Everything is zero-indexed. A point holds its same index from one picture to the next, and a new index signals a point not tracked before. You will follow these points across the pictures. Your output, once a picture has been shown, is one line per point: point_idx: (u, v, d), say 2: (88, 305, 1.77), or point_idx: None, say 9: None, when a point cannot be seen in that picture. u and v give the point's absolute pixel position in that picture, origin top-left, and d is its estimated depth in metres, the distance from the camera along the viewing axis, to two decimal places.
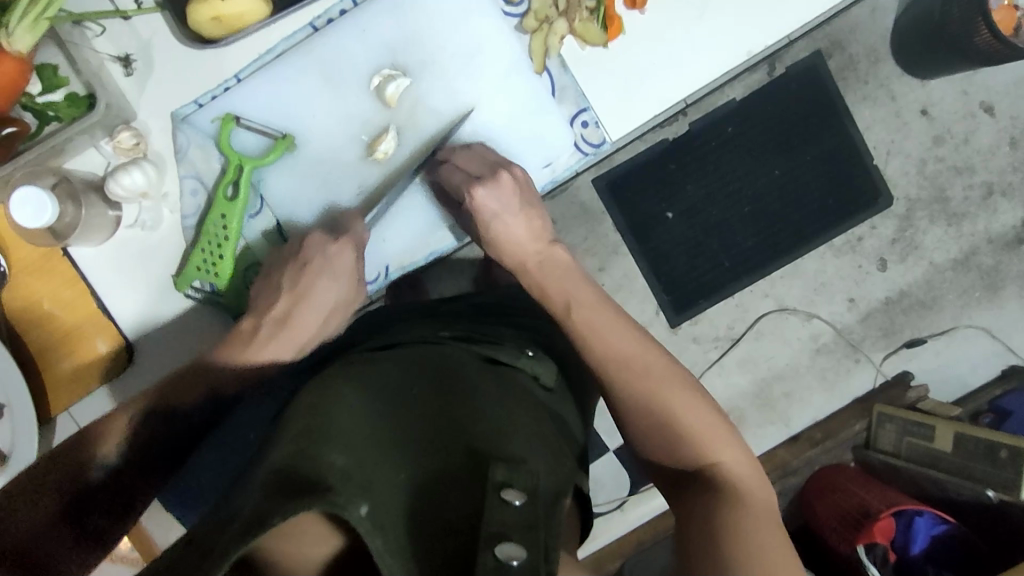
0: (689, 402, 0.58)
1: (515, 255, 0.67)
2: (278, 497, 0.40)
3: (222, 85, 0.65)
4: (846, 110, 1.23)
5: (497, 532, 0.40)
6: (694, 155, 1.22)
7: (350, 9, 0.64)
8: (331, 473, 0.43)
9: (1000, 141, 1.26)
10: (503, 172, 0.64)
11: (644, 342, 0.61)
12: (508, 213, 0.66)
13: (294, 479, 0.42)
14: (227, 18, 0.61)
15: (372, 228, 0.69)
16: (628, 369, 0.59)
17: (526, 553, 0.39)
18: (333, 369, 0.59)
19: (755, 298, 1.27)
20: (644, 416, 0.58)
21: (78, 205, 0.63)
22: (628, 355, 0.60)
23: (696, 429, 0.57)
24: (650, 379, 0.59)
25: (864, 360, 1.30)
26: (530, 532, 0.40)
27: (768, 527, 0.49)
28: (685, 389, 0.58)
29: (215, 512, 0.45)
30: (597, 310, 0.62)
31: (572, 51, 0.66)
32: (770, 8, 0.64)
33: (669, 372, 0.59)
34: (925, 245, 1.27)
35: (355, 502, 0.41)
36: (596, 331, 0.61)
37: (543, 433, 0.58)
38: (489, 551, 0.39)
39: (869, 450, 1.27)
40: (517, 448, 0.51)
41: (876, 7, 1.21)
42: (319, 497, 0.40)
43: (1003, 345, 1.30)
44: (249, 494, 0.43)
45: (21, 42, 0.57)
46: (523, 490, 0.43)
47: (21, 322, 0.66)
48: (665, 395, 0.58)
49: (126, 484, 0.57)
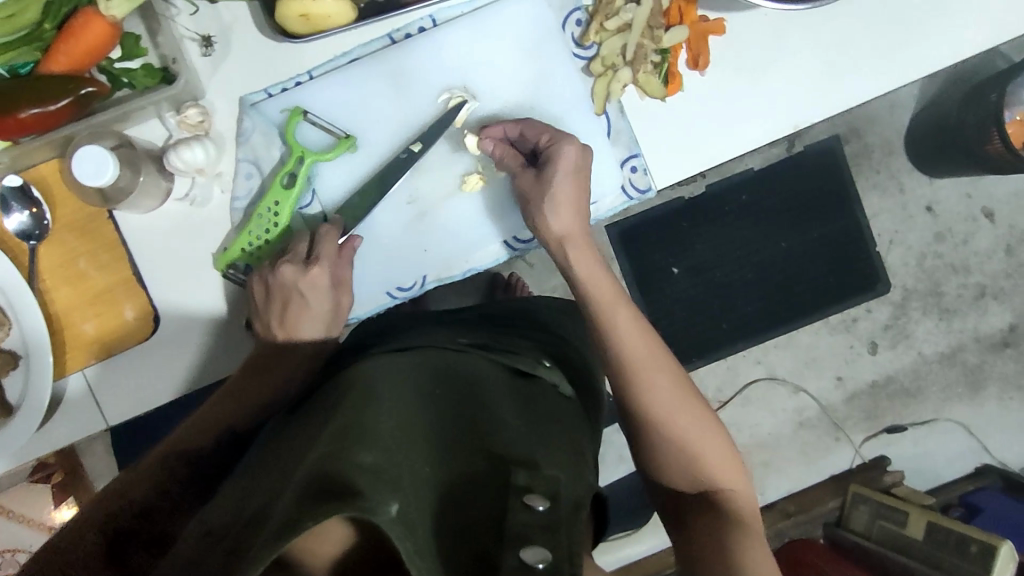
0: (698, 423, 0.61)
1: (564, 227, 0.64)
2: (312, 500, 0.40)
3: (294, 79, 0.68)
4: (858, 195, 1.28)
5: (521, 536, 0.43)
6: (707, 216, 1.26)
7: (428, 27, 0.68)
8: (362, 473, 0.42)
9: (996, 247, 1.31)
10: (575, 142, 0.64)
11: (662, 356, 0.63)
12: (565, 179, 0.64)
13: (325, 481, 0.42)
14: (314, 18, 0.63)
15: (416, 221, 0.71)
16: (647, 373, 0.62)
17: (550, 555, 0.41)
18: (357, 370, 0.60)
19: (747, 364, 1.30)
20: (656, 434, 0.62)
21: (135, 172, 0.64)
22: (647, 369, 0.62)
23: (703, 451, 0.61)
24: (662, 396, 0.61)
25: (844, 439, 1.33)
26: (552, 536, 0.43)
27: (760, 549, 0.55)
28: (696, 412, 0.62)
29: (243, 519, 0.45)
30: (623, 314, 0.64)
31: (631, 99, 0.69)
32: (815, 88, 0.68)
33: (683, 392, 0.62)
34: (915, 335, 1.32)
35: (387, 500, 0.41)
36: (621, 342, 0.63)
37: (567, 444, 0.59)
38: (514, 552, 0.42)
39: (841, 528, 1.26)
40: (536, 456, 0.53)
41: (895, 102, 1.26)
42: (352, 501, 0.40)
43: (978, 442, 1.34)
44: (281, 498, 0.43)
45: (117, 10, 0.59)
46: (544, 497, 0.47)
47: (51, 277, 0.67)
48: (678, 416, 0.61)
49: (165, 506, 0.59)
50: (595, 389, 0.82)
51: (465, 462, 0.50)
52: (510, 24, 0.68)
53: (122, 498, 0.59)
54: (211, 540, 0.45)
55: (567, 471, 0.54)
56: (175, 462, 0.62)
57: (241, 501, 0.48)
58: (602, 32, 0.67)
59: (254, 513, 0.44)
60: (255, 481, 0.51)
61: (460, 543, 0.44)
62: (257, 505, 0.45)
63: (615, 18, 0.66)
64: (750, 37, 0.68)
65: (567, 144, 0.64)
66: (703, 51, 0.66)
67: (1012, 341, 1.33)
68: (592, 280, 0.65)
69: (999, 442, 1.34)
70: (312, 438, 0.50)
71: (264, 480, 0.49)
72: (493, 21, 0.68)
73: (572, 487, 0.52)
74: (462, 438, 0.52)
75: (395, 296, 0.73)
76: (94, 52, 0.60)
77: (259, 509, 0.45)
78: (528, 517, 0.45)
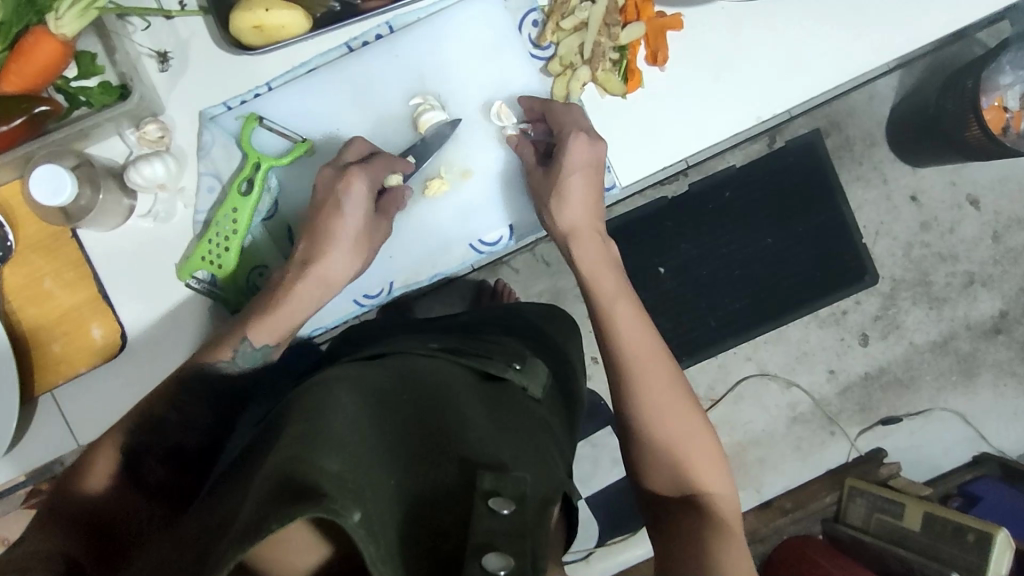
0: (693, 430, 0.62)
1: (571, 220, 0.67)
2: (273, 504, 0.38)
3: (253, 91, 0.68)
4: (840, 187, 1.27)
5: (483, 541, 0.40)
6: (692, 215, 1.25)
7: (386, 34, 0.68)
8: (326, 479, 0.41)
9: (983, 234, 1.31)
10: (576, 136, 0.64)
11: (664, 359, 0.64)
12: (575, 173, 0.65)
13: (288, 483, 0.40)
14: (269, 29, 0.63)
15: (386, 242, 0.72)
16: (639, 367, 0.63)
17: (512, 562, 0.39)
18: (320, 376, 0.59)
19: (737, 360, 1.29)
20: (643, 435, 0.62)
21: (96, 190, 0.64)
22: (647, 359, 0.64)
23: (694, 456, 0.60)
24: (655, 397, 0.62)
25: (839, 433, 1.31)
26: (517, 541, 0.40)
27: (734, 549, 0.54)
28: (689, 413, 0.62)
29: (204, 524, 0.43)
30: (624, 307, 0.66)
31: (591, 96, 0.69)
32: (777, 80, 0.68)
33: (675, 392, 0.63)
34: (906, 325, 1.31)
35: (350, 507, 0.39)
36: (618, 333, 0.65)
37: (552, 455, 0.57)
38: (475, 561, 0.39)
39: (839, 522, 1.25)
40: (507, 456, 0.50)
41: (874, 93, 1.26)
42: (314, 503, 0.38)
43: (976, 431, 1.32)
44: (243, 502, 0.42)
45: (68, 28, 0.59)
46: (510, 498, 0.43)
47: (18, 298, 0.67)
48: (672, 418, 0.62)
49: (172, 431, 0.62)
50: (572, 393, 0.79)
51: (432, 468, 0.48)
52: (467, 28, 0.69)
53: (143, 418, 0.61)
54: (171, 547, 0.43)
55: (541, 468, 0.52)
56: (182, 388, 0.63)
57: (204, 509, 0.46)
58: (559, 32, 0.67)
59: (214, 519, 0.43)
60: (218, 489, 0.49)
61: (419, 557, 0.42)
62: (218, 512, 0.44)
63: (571, 18, 0.66)
64: (710, 32, 0.68)
65: (574, 136, 0.64)
66: (662, 47, 0.66)
67: (1004, 328, 1.32)
68: (594, 278, 0.67)
69: (996, 430, 1.33)
70: (274, 440, 0.49)
71: (226, 487, 0.48)
72: (450, 27, 0.69)
73: (543, 483, 0.49)
74: (428, 447, 0.50)
75: (362, 304, 0.74)
76: (50, 68, 0.60)
77: (220, 517, 0.43)
78: (492, 522, 0.41)
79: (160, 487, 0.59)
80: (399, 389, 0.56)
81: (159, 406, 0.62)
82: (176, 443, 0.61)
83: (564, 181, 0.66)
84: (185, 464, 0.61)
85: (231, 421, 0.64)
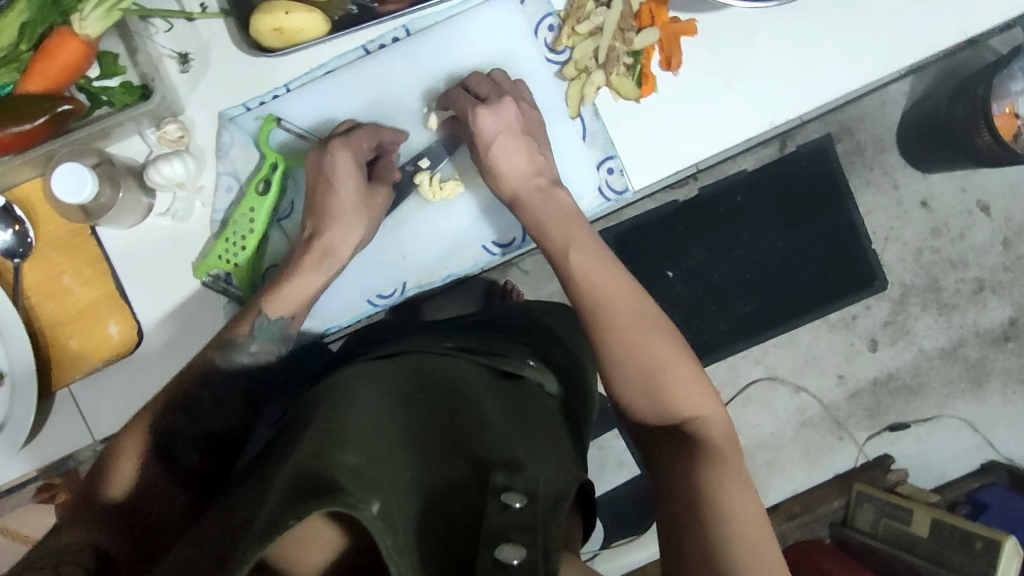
0: (668, 355, 0.59)
1: (512, 187, 0.67)
2: (292, 499, 0.39)
3: (272, 92, 0.69)
4: (850, 192, 1.27)
5: (497, 534, 0.40)
6: (702, 218, 1.25)
7: (403, 37, 0.69)
8: (343, 475, 0.41)
9: (993, 241, 1.30)
10: (480, 110, 0.65)
11: (626, 290, 0.62)
12: (502, 142, 0.66)
13: (307, 478, 0.40)
14: (288, 31, 0.64)
15: (400, 241, 0.73)
16: (602, 308, 0.61)
17: (525, 553, 0.39)
18: (336, 377, 0.59)
19: (746, 364, 1.29)
20: (618, 377, 0.59)
21: (116, 188, 0.65)
22: (608, 300, 0.61)
23: (672, 382, 0.58)
24: (623, 331, 0.60)
25: (847, 438, 1.31)
26: (530, 533, 0.40)
27: (728, 477, 0.51)
28: (659, 339, 0.60)
29: (223, 519, 0.43)
30: (583, 254, 0.64)
31: (605, 101, 0.69)
32: (791, 85, 0.69)
33: (641, 320, 0.60)
34: (915, 332, 1.31)
35: (367, 501, 0.39)
36: (580, 279, 0.63)
37: (565, 452, 0.58)
38: (489, 552, 0.39)
39: (846, 527, 1.26)
40: (520, 453, 0.50)
41: (886, 99, 1.26)
42: (332, 499, 0.38)
43: (985, 438, 1.32)
44: (263, 498, 0.42)
45: (92, 28, 0.60)
46: (522, 494, 0.43)
47: (39, 294, 0.68)
48: (644, 348, 0.59)
49: (202, 417, 0.61)
50: (584, 393, 0.79)
51: (448, 465, 0.48)
52: (484, 32, 0.69)
53: (169, 406, 0.60)
54: (190, 541, 0.44)
55: (554, 465, 0.52)
56: (201, 379, 0.63)
57: (222, 506, 0.46)
58: (574, 36, 0.68)
59: (233, 514, 0.43)
60: (237, 486, 0.49)
61: (434, 547, 0.42)
62: (236, 507, 0.44)
63: (587, 22, 0.67)
64: (724, 38, 0.68)
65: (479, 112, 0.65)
66: (676, 52, 0.67)
67: (1013, 335, 1.32)
68: (544, 229, 0.66)
69: (1005, 437, 1.32)
70: (295, 438, 0.49)
71: (243, 486, 0.48)
72: (467, 31, 0.69)
73: (555, 479, 0.50)
74: (443, 445, 0.50)
75: (376, 303, 0.75)
76: (73, 68, 0.61)
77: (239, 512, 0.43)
78: (505, 517, 0.42)
79: (193, 473, 0.56)
80: (415, 387, 0.56)
81: (184, 396, 0.61)
82: (209, 429, 0.61)
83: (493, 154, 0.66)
84: (218, 446, 0.60)
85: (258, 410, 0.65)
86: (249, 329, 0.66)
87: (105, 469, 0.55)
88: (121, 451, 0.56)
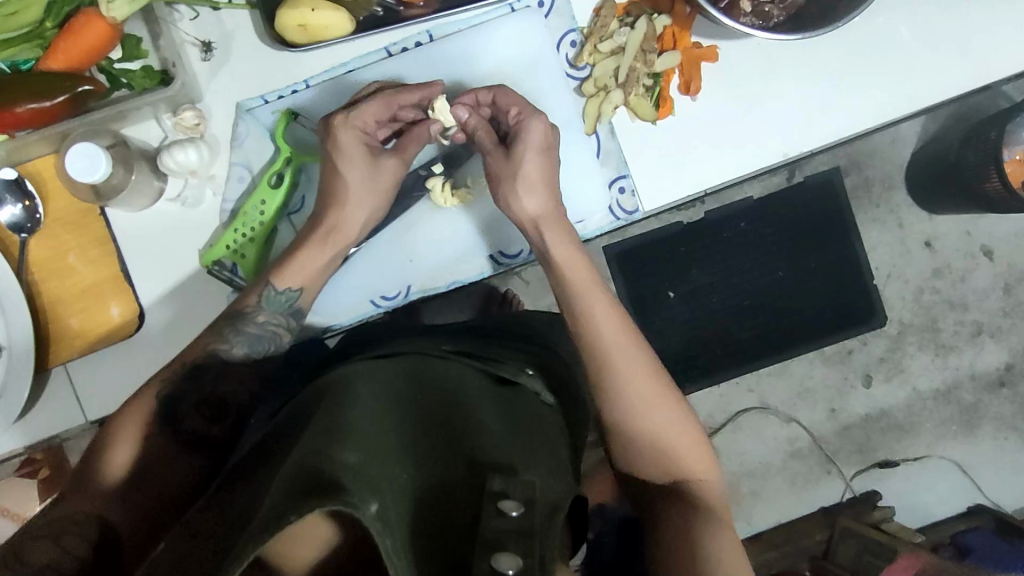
0: (669, 410, 0.63)
1: (537, 206, 0.66)
2: (292, 496, 0.38)
3: (291, 87, 0.69)
4: (855, 227, 1.27)
5: (492, 540, 0.40)
6: (706, 242, 1.26)
7: (426, 42, 0.69)
8: (343, 474, 0.40)
9: (994, 286, 1.31)
10: (532, 122, 0.65)
11: (635, 341, 0.64)
12: (529, 149, 0.65)
13: (307, 476, 0.40)
14: (313, 28, 0.64)
15: (407, 243, 0.73)
16: (610, 353, 0.62)
17: (521, 561, 0.38)
18: (334, 377, 0.59)
19: (740, 391, 1.29)
20: (621, 425, 0.62)
21: (129, 171, 0.65)
22: (617, 350, 0.63)
23: (671, 439, 0.62)
24: (632, 384, 0.62)
25: (835, 472, 1.31)
26: (526, 541, 0.40)
27: (720, 530, 0.56)
28: (661, 394, 0.63)
29: (219, 515, 0.43)
30: (598, 295, 0.65)
31: (622, 121, 0.70)
32: (806, 118, 0.69)
33: (648, 374, 0.63)
34: (911, 370, 1.31)
35: (366, 500, 0.39)
36: (591, 320, 0.63)
37: (561, 465, 0.57)
38: (485, 559, 0.39)
39: (827, 561, 1.24)
40: (516, 461, 0.50)
41: (896, 137, 1.27)
42: (332, 496, 0.37)
43: (972, 482, 1.32)
44: (262, 495, 0.41)
45: (117, 12, 0.60)
46: (519, 501, 0.43)
47: (43, 271, 0.68)
48: (649, 403, 0.62)
49: (206, 392, 0.63)
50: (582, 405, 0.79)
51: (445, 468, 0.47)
52: (506, 43, 0.70)
53: (172, 382, 0.63)
54: (184, 536, 0.43)
55: (550, 475, 0.52)
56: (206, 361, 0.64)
57: (218, 501, 0.46)
58: (596, 54, 0.69)
59: (231, 510, 0.42)
60: (233, 481, 0.48)
61: (429, 550, 0.41)
62: (234, 504, 0.43)
63: (609, 41, 0.68)
64: (744, 66, 0.68)
65: (532, 121, 0.65)
66: (695, 77, 0.67)
67: (1008, 381, 1.32)
68: (569, 263, 0.65)
69: (993, 483, 1.32)
70: (294, 436, 0.48)
71: (239, 484, 0.47)
72: (489, 41, 0.70)
73: (551, 490, 0.49)
74: (441, 447, 0.49)
75: (379, 305, 0.75)
76: (95, 49, 0.62)
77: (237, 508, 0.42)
78: (500, 523, 0.41)
79: (198, 438, 0.61)
80: (414, 390, 0.56)
81: (183, 381, 0.63)
82: (217, 394, 0.63)
83: (517, 155, 0.65)
84: (223, 416, 0.63)
85: (259, 392, 0.66)
86: (251, 323, 0.66)
87: (110, 441, 0.60)
88: (125, 428, 0.61)
